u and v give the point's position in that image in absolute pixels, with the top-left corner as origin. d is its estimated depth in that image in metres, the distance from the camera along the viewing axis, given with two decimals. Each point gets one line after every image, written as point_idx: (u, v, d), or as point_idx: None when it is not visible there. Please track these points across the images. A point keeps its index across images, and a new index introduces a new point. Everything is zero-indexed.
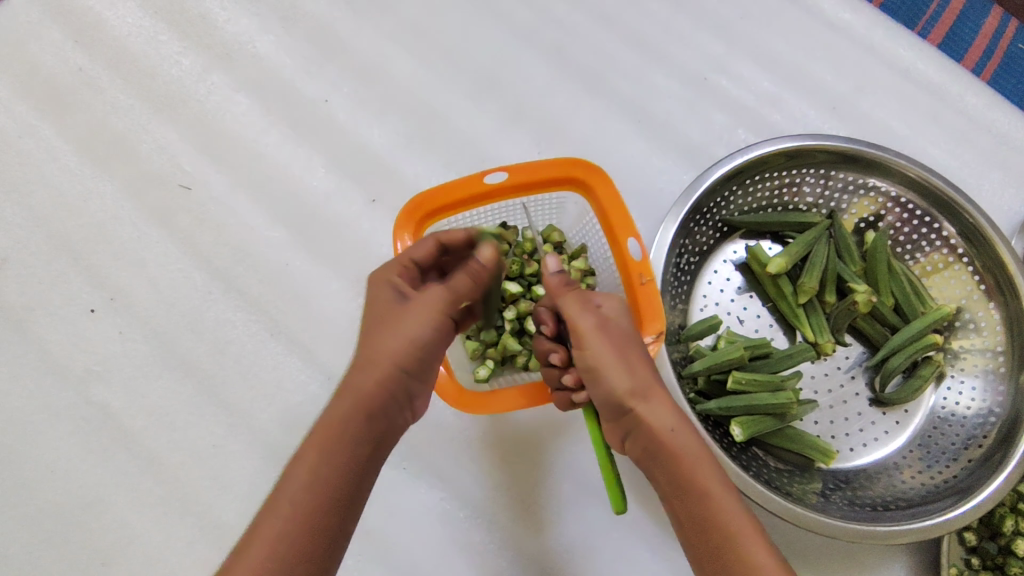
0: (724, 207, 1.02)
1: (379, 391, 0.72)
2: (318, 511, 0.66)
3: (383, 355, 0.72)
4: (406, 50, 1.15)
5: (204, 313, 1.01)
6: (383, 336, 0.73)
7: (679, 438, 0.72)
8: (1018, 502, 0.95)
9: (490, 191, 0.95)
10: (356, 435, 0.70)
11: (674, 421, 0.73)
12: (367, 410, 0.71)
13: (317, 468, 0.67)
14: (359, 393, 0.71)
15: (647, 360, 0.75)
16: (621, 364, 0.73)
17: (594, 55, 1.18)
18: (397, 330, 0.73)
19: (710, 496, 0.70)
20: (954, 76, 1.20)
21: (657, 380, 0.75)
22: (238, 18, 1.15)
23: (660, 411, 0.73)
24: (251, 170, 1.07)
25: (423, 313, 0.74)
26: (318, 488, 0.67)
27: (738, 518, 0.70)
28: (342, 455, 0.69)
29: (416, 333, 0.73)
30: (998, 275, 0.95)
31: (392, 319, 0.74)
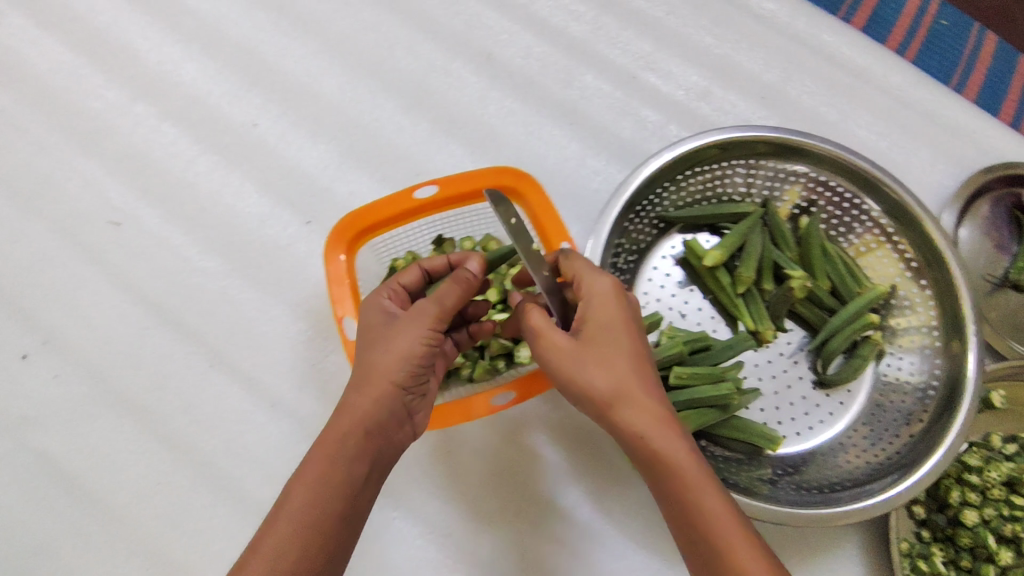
0: (658, 204, 1.03)
1: (380, 406, 0.73)
2: (320, 524, 0.68)
3: (382, 372, 0.74)
4: (334, 68, 1.14)
5: (141, 349, 0.99)
6: (383, 348, 0.75)
7: (655, 446, 0.69)
8: (963, 473, 0.97)
9: (422, 206, 0.95)
10: (357, 449, 0.72)
11: (648, 426, 0.70)
12: (370, 423, 0.73)
13: (315, 482, 0.69)
14: (361, 408, 0.73)
15: (628, 362, 0.73)
16: (590, 366, 0.72)
17: (523, 61, 1.18)
18: (392, 345, 0.75)
19: (690, 500, 0.68)
20: (879, 58, 1.22)
21: (637, 384, 0.72)
22: (160, 47, 1.14)
23: (636, 415, 0.71)
24: (182, 201, 1.06)
25: (411, 326, 0.76)
26: (320, 503, 0.68)
27: (723, 522, 0.67)
28: (345, 462, 0.71)
29: (411, 349, 0.75)
30: (926, 249, 0.97)
31: (387, 337, 0.76)
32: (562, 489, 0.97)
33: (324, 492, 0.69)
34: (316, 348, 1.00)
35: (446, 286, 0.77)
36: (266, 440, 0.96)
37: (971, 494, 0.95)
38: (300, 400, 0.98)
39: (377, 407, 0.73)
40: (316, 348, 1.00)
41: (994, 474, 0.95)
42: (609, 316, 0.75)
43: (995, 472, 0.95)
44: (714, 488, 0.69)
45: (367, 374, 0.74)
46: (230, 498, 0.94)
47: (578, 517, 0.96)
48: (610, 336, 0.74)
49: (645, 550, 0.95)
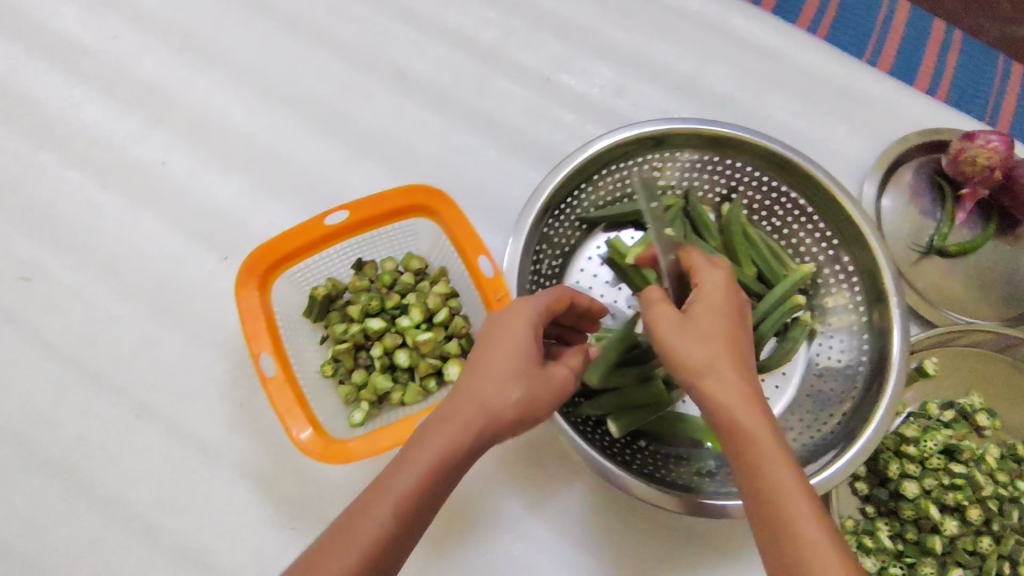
0: (577, 205, 1.02)
1: (488, 433, 0.68)
2: (397, 542, 0.62)
3: (493, 410, 0.68)
4: (242, 98, 1.12)
5: (62, 404, 0.97)
6: (505, 387, 0.69)
7: (741, 421, 0.63)
8: (900, 445, 0.97)
9: (335, 232, 0.93)
10: (457, 468, 0.66)
11: (736, 398, 0.65)
12: (474, 445, 0.67)
13: (419, 487, 0.63)
14: (471, 422, 0.67)
15: (722, 334, 0.68)
16: (687, 341, 0.68)
17: (435, 72, 1.16)
18: (523, 390, 0.70)
19: (775, 494, 0.62)
20: (791, 37, 1.22)
21: (729, 356, 0.67)
22: (60, 92, 1.11)
23: (722, 387, 0.65)
24: (93, 249, 1.03)
25: (558, 380, 0.74)
26: (410, 517, 0.63)
27: (802, 519, 0.60)
28: (443, 485, 0.64)
29: (547, 400, 0.72)
30: (844, 227, 0.97)
31: (548, 380, 0.72)
32: (507, 501, 0.97)
33: (414, 506, 0.63)
34: (243, 385, 0.98)
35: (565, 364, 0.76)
36: (198, 485, 0.94)
37: (910, 466, 0.96)
38: (231, 440, 0.96)
39: (485, 434, 0.67)
40: (243, 386, 0.98)
41: (930, 443, 0.95)
42: (716, 303, 0.70)
43: (931, 442, 0.96)
44: (810, 489, 0.62)
45: (502, 393, 0.68)
46: (166, 548, 0.92)
47: (525, 528, 0.96)
48: (713, 319, 0.68)
49: (593, 554, 0.95)
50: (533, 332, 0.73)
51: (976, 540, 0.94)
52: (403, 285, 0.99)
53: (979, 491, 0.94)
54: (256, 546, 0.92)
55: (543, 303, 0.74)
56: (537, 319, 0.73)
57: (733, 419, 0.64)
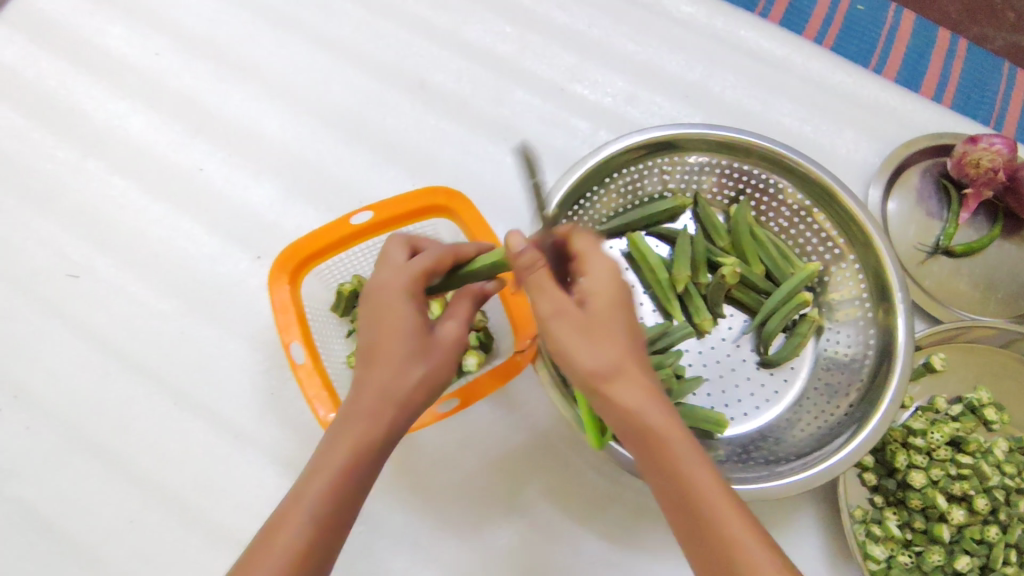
0: (589, 207, 1.06)
1: (396, 420, 0.73)
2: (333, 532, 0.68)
3: (393, 392, 0.72)
4: (273, 109, 1.19)
5: (104, 394, 1.03)
6: (401, 366, 0.73)
7: (646, 419, 0.67)
8: (908, 437, 0.99)
9: (360, 231, 1.00)
10: (378, 455, 0.72)
11: (642, 398, 0.68)
12: (390, 436, 0.73)
13: (334, 488, 0.68)
14: (373, 412, 0.72)
15: (618, 335, 0.70)
16: (584, 346, 0.69)
17: (454, 84, 1.23)
18: (418, 364, 0.74)
19: (687, 489, 0.66)
20: (796, 48, 1.27)
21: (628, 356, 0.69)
22: (106, 105, 1.19)
23: (625, 391, 0.68)
24: (136, 249, 1.11)
25: (448, 341, 0.78)
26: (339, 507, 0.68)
27: (716, 498, 0.66)
28: (358, 479, 0.70)
29: (443, 368, 0.77)
30: (848, 226, 1.01)
31: (427, 353, 0.75)
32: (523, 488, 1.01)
33: (341, 498, 0.68)
34: (273, 377, 1.03)
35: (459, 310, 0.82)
36: (230, 471, 0.99)
37: (917, 457, 0.98)
38: (262, 428, 1.01)
39: (393, 423, 0.72)
40: (273, 377, 1.03)
41: (937, 435, 0.98)
42: (609, 293, 0.70)
43: (938, 434, 0.98)
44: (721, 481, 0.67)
45: (398, 385, 0.73)
46: (201, 529, 0.97)
47: (541, 515, 1.00)
48: (607, 314, 0.70)
49: (606, 540, 0.99)
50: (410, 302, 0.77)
51: (984, 530, 0.96)
52: None
53: (985, 481, 0.97)
54: None
55: (412, 272, 0.79)
56: (410, 290, 0.78)
57: (637, 418, 0.67)
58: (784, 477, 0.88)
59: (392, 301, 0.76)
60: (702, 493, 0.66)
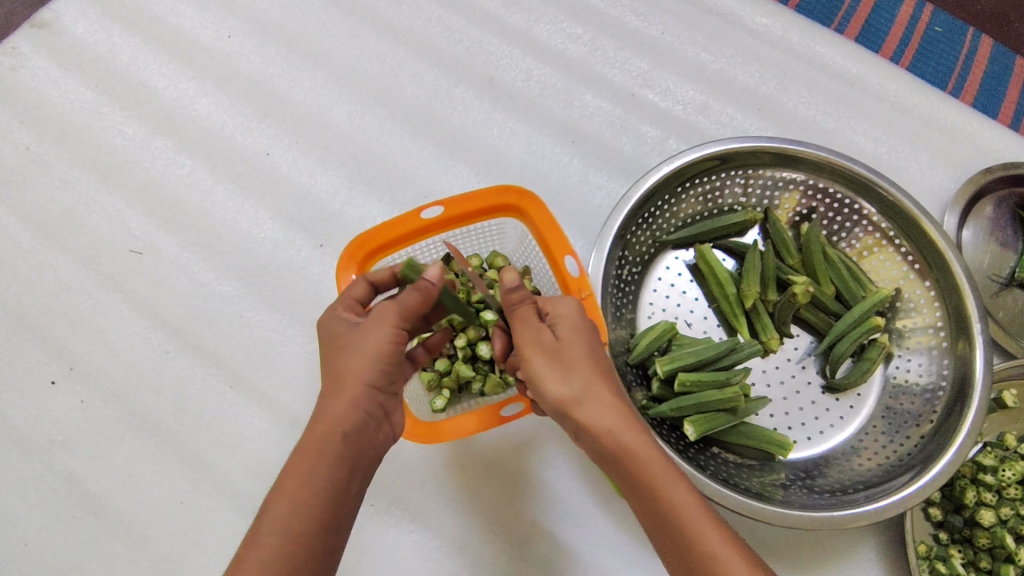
0: (660, 215, 1.04)
1: (344, 412, 0.73)
2: (304, 536, 0.68)
3: (340, 386, 0.74)
4: (341, 98, 1.19)
5: (163, 372, 1.03)
6: (339, 362, 0.76)
7: (622, 440, 0.72)
8: (977, 473, 0.96)
9: (430, 226, 0.98)
10: (335, 456, 0.72)
11: (614, 422, 0.73)
12: (342, 430, 0.73)
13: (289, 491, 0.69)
14: (323, 416, 0.74)
15: (588, 364, 0.75)
16: (556, 376, 0.74)
17: (524, 82, 1.21)
18: (356, 350, 0.76)
19: (669, 505, 0.71)
20: (874, 67, 1.24)
21: (598, 382, 0.75)
22: (176, 83, 1.19)
23: (601, 413, 0.73)
24: (199, 229, 1.10)
25: (378, 314, 0.77)
26: (297, 514, 0.68)
27: (693, 516, 0.70)
28: (311, 478, 0.70)
29: (379, 348, 0.76)
30: (927, 251, 0.98)
31: (355, 341, 0.76)
32: (577, 498, 0.99)
33: (305, 502, 0.69)
34: None
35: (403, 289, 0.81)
36: (284, 458, 0.98)
37: (987, 494, 0.95)
38: None
39: (340, 417, 0.73)
40: None
41: (1009, 473, 0.95)
42: (576, 328, 0.77)
43: (1010, 471, 0.95)
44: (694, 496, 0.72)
45: (339, 382, 0.75)
46: (251, 515, 0.96)
47: (594, 525, 0.98)
48: (579, 347, 0.76)
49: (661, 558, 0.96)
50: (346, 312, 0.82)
51: None
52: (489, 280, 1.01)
53: None
54: None
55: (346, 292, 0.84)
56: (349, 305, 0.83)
57: (614, 440, 0.72)
58: (856, 507, 0.85)
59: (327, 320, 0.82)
60: (677, 512, 0.70)
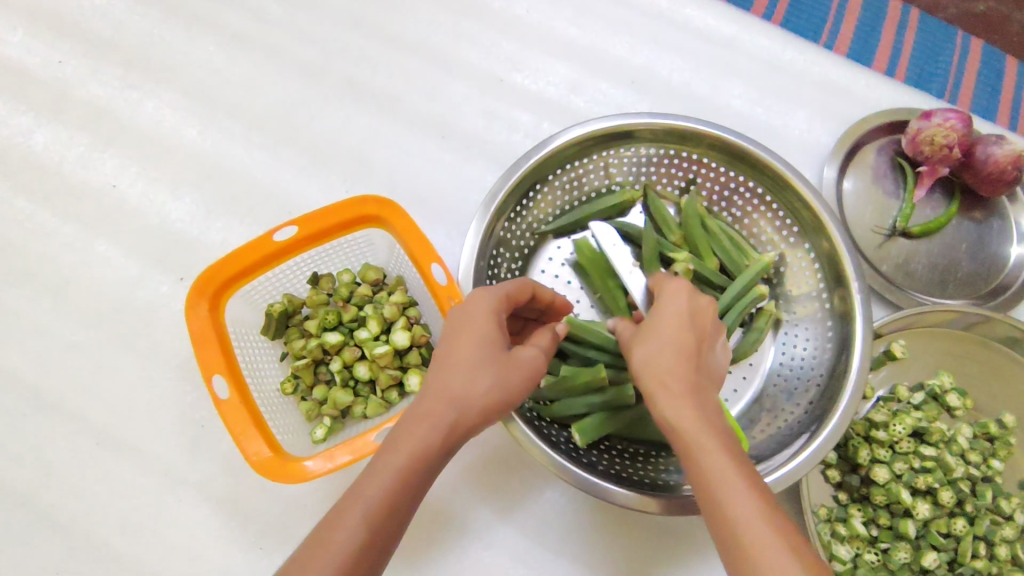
0: (533, 207, 1.00)
1: (455, 428, 0.67)
2: (364, 559, 0.59)
3: (471, 396, 0.67)
4: (190, 116, 1.11)
5: (21, 437, 0.95)
6: (472, 370, 0.68)
7: (676, 417, 0.64)
8: (870, 430, 0.96)
9: (285, 248, 0.92)
10: (436, 468, 0.65)
11: (680, 394, 0.66)
12: (449, 441, 0.66)
13: (380, 502, 0.61)
14: (440, 420, 0.66)
15: (693, 338, 0.70)
16: (640, 345, 0.71)
17: (386, 79, 1.14)
18: (495, 374, 0.69)
19: (721, 490, 0.60)
20: (746, 25, 1.21)
21: (683, 358, 0.68)
22: (7, 120, 1.10)
23: (661, 387, 0.67)
24: (47, 276, 1.02)
25: (526, 364, 0.73)
26: (386, 525, 0.61)
27: (739, 508, 0.58)
28: (410, 496, 0.62)
29: (513, 390, 0.71)
30: (802, 212, 0.96)
31: (499, 364, 0.70)
32: (478, 510, 0.96)
33: (385, 520, 0.61)
34: (205, 407, 0.97)
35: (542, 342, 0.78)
36: (162, 511, 0.93)
37: (879, 451, 0.95)
38: (194, 464, 0.94)
39: (451, 432, 0.66)
40: (205, 407, 0.97)
41: (900, 427, 0.94)
42: (679, 308, 0.73)
43: (900, 426, 0.95)
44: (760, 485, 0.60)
45: (464, 392, 0.67)
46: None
47: (498, 535, 0.95)
48: (663, 321, 0.72)
49: (568, 558, 0.94)
50: (493, 319, 0.73)
51: (950, 522, 0.93)
52: (360, 296, 0.97)
53: (951, 474, 0.93)
54: (223, 570, 0.90)
55: (501, 292, 0.75)
56: (499, 305, 0.74)
57: (664, 413, 0.66)
58: None
59: (472, 313, 0.72)
60: (723, 505, 0.59)
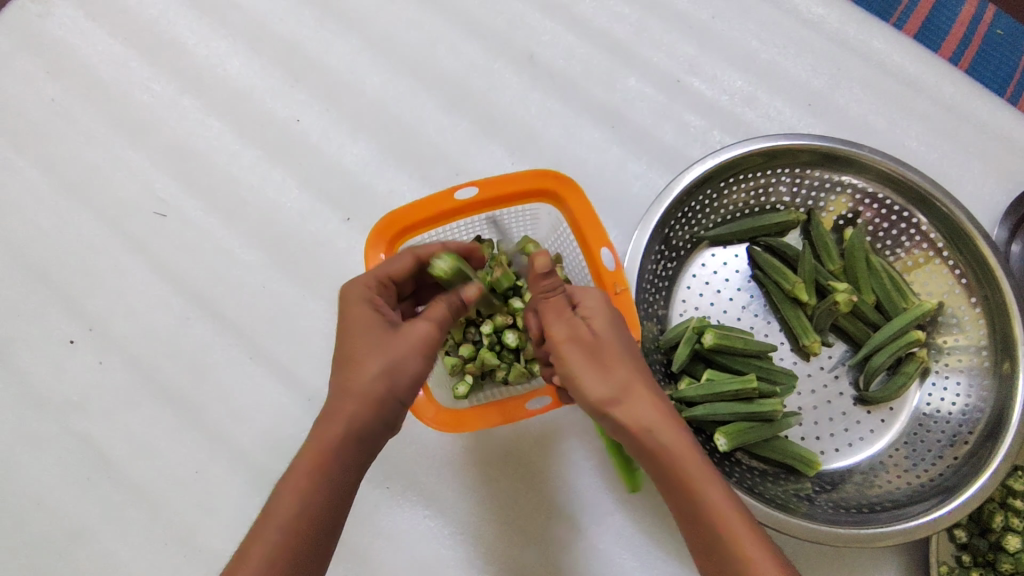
0: (699, 212, 1.01)
1: (364, 416, 0.71)
2: (296, 540, 0.68)
3: (368, 385, 0.71)
4: (375, 66, 1.14)
5: (180, 339, 1.01)
6: (361, 361, 0.72)
7: (662, 438, 0.72)
8: (1008, 497, 0.94)
9: (461, 208, 0.94)
10: (345, 459, 0.71)
11: (653, 419, 0.72)
12: (355, 432, 0.71)
13: (299, 495, 0.68)
14: (346, 414, 0.71)
15: (636, 362, 0.75)
16: (592, 377, 0.73)
17: (565, 62, 1.16)
18: (381, 357, 0.72)
19: (713, 504, 0.71)
20: (933, 67, 1.17)
21: (640, 381, 0.74)
22: (207, 41, 1.15)
23: (637, 414, 0.72)
24: (225, 194, 1.08)
25: (416, 334, 0.73)
26: (307, 515, 0.68)
27: (724, 514, 0.70)
28: (323, 481, 0.69)
29: (405, 361, 0.72)
30: (976, 264, 0.94)
31: (378, 348, 0.72)
32: (596, 494, 0.97)
33: (309, 505, 0.69)
34: None
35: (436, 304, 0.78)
36: (300, 433, 0.97)
37: (1015, 519, 0.93)
38: None
39: (360, 420, 0.71)
40: None
41: None
42: (612, 322, 0.76)
43: None
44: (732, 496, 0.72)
45: (355, 385, 0.71)
46: (265, 489, 0.95)
47: (613, 523, 0.96)
48: (617, 340, 0.75)
49: (679, 560, 0.94)
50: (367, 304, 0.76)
51: None
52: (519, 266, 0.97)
53: None
54: None
55: (367, 277, 0.78)
56: (364, 294, 0.76)
57: (651, 437, 0.72)
58: (882, 528, 0.83)
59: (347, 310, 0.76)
60: (714, 513, 0.70)
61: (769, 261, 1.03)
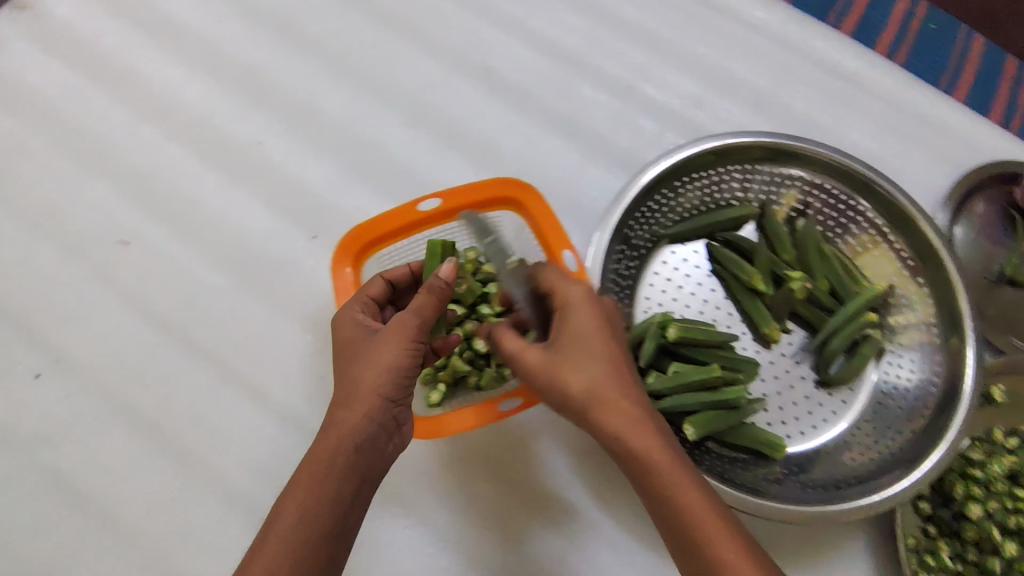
0: (657, 211, 1.04)
1: (364, 419, 0.75)
2: (304, 546, 0.69)
3: (363, 387, 0.75)
4: (334, 86, 1.16)
5: (150, 364, 1.01)
6: (354, 369, 0.77)
7: (631, 442, 0.73)
8: (966, 467, 0.97)
9: (425, 219, 0.96)
10: (343, 466, 0.73)
11: (623, 426, 0.74)
12: (355, 441, 0.74)
13: (303, 503, 0.71)
14: (346, 421, 0.74)
15: (609, 364, 0.76)
16: (562, 382, 0.76)
17: (520, 74, 1.19)
18: (373, 361, 0.76)
19: (684, 504, 0.71)
20: (870, 63, 1.23)
21: (610, 384, 0.75)
22: (164, 69, 1.16)
23: (611, 417, 0.74)
24: (188, 218, 1.08)
25: (399, 329, 0.77)
26: (313, 522, 0.70)
27: (697, 513, 0.70)
28: (326, 484, 0.72)
29: (393, 361, 0.76)
30: (920, 245, 1.00)
31: (368, 354, 0.77)
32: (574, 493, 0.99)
33: (313, 510, 0.71)
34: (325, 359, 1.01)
35: (422, 297, 0.79)
36: (275, 451, 0.97)
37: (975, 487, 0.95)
38: (309, 411, 0.99)
39: (359, 424, 0.74)
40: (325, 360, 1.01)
41: (997, 467, 0.96)
42: (587, 326, 0.78)
43: (998, 466, 0.96)
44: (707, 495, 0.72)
45: (352, 390, 0.76)
46: (243, 509, 0.95)
47: (591, 519, 0.98)
48: (587, 343, 0.77)
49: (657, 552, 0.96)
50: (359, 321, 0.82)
51: None
52: (485, 273, 0.99)
53: None
54: None
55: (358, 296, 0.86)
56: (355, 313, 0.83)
57: (621, 441, 0.74)
58: (849, 504, 0.86)
59: (342, 328, 0.82)
60: (682, 513, 0.71)
61: (728, 255, 1.07)
